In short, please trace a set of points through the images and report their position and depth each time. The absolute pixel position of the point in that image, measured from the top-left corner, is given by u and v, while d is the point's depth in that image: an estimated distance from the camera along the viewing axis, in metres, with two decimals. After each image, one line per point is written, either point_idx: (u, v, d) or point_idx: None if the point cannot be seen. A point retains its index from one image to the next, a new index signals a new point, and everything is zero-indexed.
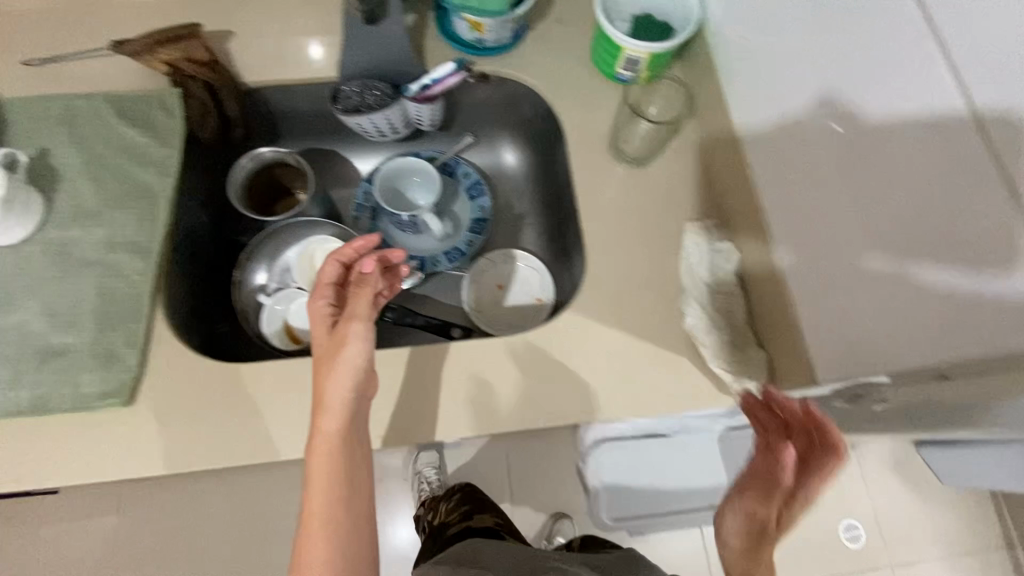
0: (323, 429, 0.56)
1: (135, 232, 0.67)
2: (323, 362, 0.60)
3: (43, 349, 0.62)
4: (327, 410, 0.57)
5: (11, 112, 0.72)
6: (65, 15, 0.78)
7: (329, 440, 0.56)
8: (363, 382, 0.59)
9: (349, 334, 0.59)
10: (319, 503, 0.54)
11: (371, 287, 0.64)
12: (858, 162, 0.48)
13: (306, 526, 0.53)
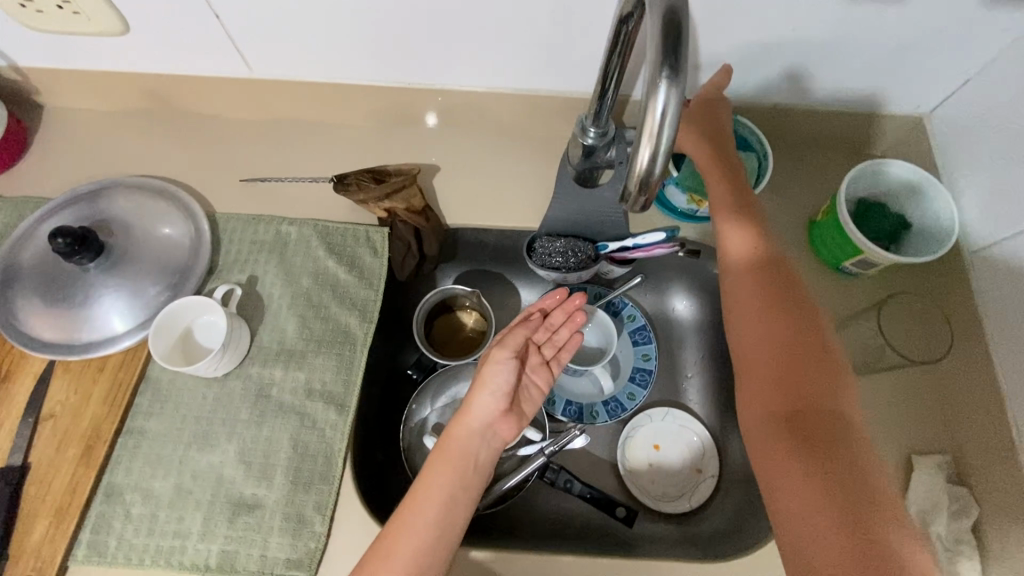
0: (452, 447, 0.61)
1: (333, 381, 0.66)
2: (482, 378, 0.63)
3: (235, 500, 0.61)
4: (463, 433, 0.61)
5: (226, 230, 0.73)
6: (282, 131, 0.79)
7: (455, 459, 0.60)
8: (495, 423, 0.63)
9: (506, 363, 0.63)
10: (414, 533, 0.55)
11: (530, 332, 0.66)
12: None
13: (391, 537, 0.55)
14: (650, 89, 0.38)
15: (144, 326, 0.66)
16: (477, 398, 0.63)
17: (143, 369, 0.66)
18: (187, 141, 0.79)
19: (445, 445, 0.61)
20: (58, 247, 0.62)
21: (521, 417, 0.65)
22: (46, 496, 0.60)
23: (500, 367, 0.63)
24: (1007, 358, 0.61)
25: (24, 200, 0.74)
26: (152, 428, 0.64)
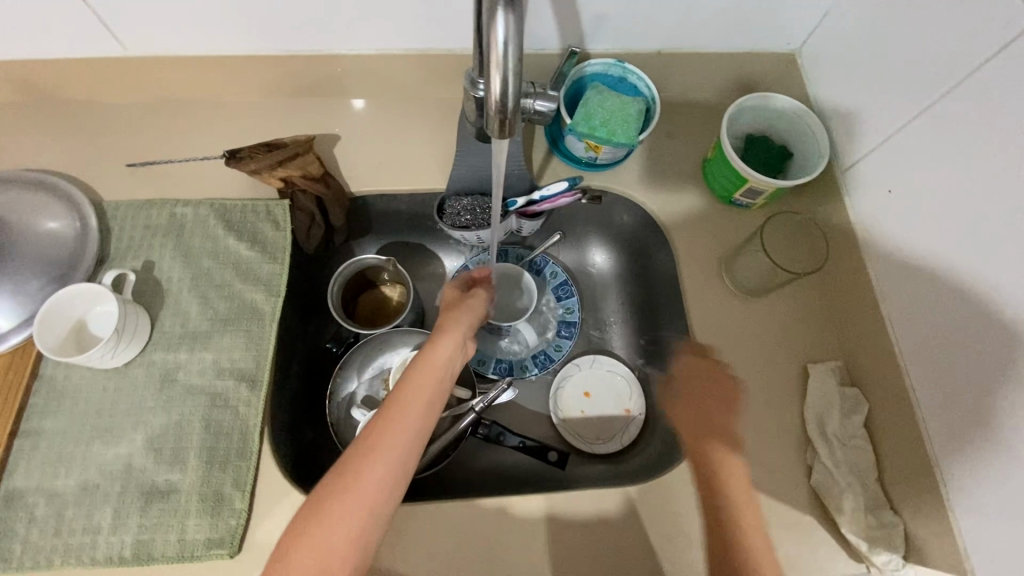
0: (428, 359, 0.56)
1: (243, 358, 0.65)
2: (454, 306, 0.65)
3: (146, 488, 0.59)
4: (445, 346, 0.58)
5: (115, 217, 0.70)
6: (169, 114, 0.76)
7: (429, 370, 0.55)
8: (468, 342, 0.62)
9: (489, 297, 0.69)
10: (396, 441, 0.51)
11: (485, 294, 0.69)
12: (929, 274, 0.59)
13: (371, 440, 0.50)
14: (493, 12, 0.39)
15: (31, 321, 0.63)
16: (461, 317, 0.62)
17: (34, 369, 0.63)
18: (64, 131, 0.75)
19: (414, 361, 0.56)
20: None
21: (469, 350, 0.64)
22: None
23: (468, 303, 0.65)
24: (873, 259, 0.67)
25: None
26: (50, 426, 0.61)
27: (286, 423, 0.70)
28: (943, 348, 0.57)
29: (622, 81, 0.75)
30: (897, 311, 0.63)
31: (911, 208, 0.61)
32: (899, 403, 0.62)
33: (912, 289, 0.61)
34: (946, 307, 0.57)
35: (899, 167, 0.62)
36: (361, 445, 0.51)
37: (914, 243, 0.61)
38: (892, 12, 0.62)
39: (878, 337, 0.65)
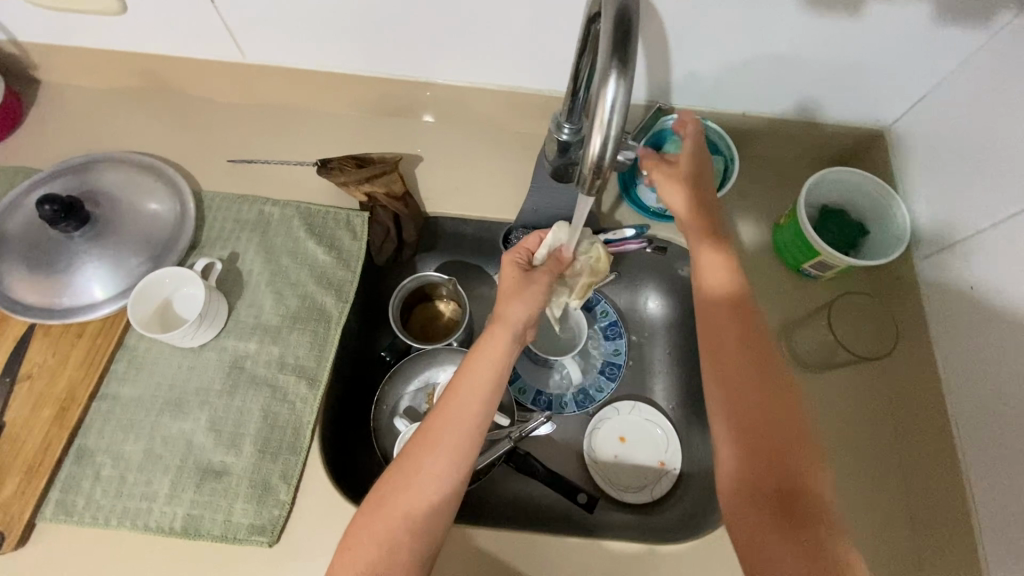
0: (490, 347, 0.61)
1: (306, 355, 0.69)
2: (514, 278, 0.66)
3: (202, 467, 0.63)
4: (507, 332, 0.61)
5: (211, 208, 0.76)
6: (270, 117, 0.82)
7: (490, 356, 0.60)
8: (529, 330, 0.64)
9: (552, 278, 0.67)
10: (458, 426, 0.57)
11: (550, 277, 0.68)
12: (999, 379, 0.56)
13: (438, 424, 0.57)
14: (602, 79, 0.41)
15: (124, 294, 0.69)
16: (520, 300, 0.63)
17: (120, 337, 0.68)
18: (176, 122, 0.81)
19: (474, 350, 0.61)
20: (46, 214, 0.65)
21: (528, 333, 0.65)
22: (19, 454, 0.62)
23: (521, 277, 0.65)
24: (940, 348, 0.65)
25: (15, 170, 0.77)
26: (126, 393, 0.66)
27: (333, 423, 0.73)
28: (1007, 457, 0.55)
29: (703, 138, 0.76)
30: (961, 408, 0.61)
31: (988, 306, 0.59)
32: (956, 508, 0.59)
33: (979, 389, 0.59)
34: (1013, 417, 0.54)
35: (980, 262, 0.61)
36: (425, 435, 0.56)
37: (987, 342, 0.58)
38: (991, 108, 0.61)
39: (939, 433, 0.63)
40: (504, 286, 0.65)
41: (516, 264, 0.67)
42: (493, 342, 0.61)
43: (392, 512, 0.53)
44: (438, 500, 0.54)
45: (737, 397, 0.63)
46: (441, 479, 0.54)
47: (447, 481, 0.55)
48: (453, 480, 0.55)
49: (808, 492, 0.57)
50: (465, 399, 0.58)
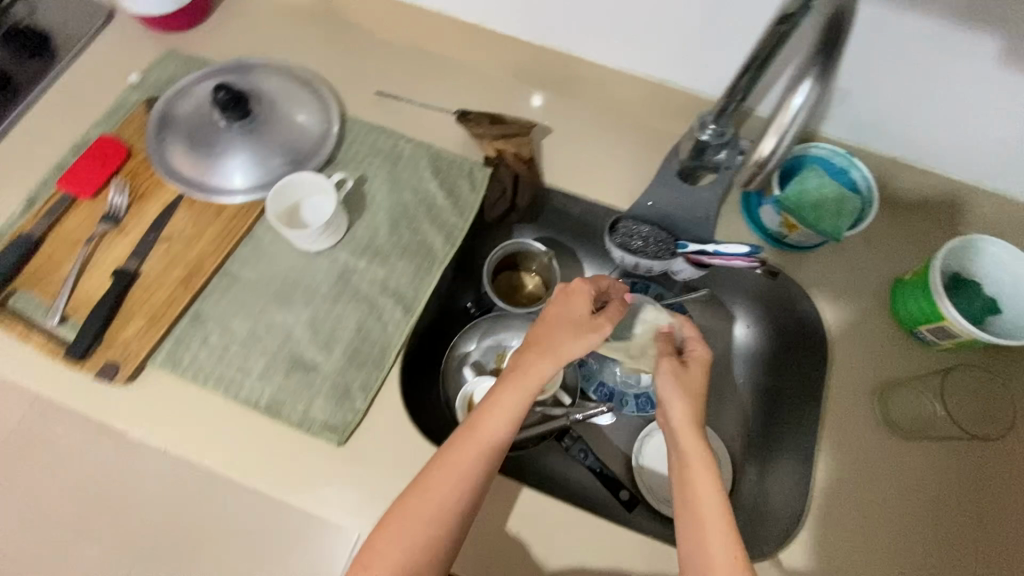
0: (520, 380, 0.60)
1: (406, 284, 0.72)
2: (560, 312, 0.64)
3: (293, 358, 0.67)
4: (540, 368, 0.60)
5: (351, 131, 0.81)
6: (421, 60, 0.86)
7: (519, 385, 0.60)
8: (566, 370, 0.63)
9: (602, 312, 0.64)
10: (472, 456, 0.57)
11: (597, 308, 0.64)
12: None
13: (466, 442, 0.57)
14: (795, 82, 0.42)
15: (262, 189, 0.75)
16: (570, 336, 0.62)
17: (250, 225, 0.74)
18: (337, 46, 0.87)
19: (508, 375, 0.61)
20: (220, 100, 0.72)
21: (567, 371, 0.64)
22: (147, 302, 0.69)
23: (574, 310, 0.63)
24: None
25: (194, 58, 0.85)
26: (245, 275, 0.72)
27: (410, 356, 0.77)
28: None
29: (843, 175, 0.73)
30: None
31: None
32: None
33: None
34: None
35: None
36: (438, 460, 0.57)
37: None
38: None
39: None
40: (554, 320, 0.63)
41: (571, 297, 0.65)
42: (523, 377, 0.60)
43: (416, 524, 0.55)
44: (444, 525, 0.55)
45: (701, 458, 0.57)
46: (448, 505, 0.55)
47: (452, 509, 0.55)
48: (456, 510, 0.56)
49: (690, 515, 0.54)
50: (488, 425, 0.58)
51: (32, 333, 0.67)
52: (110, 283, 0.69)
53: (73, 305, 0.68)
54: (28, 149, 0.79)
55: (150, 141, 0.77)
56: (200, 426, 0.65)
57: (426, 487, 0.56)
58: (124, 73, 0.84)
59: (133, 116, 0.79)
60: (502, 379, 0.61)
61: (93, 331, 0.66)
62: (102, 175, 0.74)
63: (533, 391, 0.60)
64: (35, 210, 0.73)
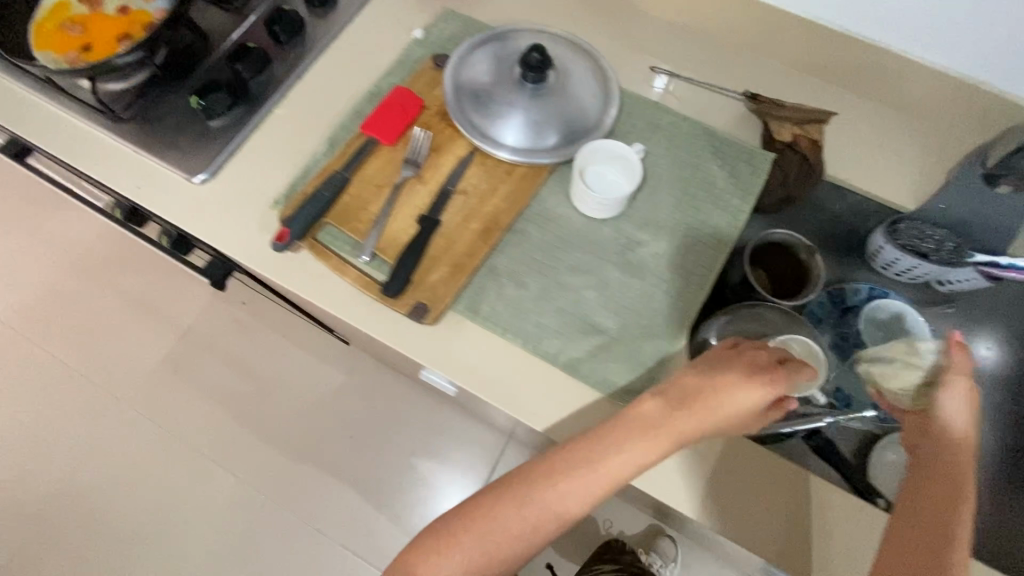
0: (667, 416, 0.59)
1: (694, 263, 0.72)
2: (719, 374, 0.61)
3: (588, 321, 0.69)
4: (687, 412, 0.59)
5: (627, 103, 0.81)
6: (693, 41, 0.86)
7: (661, 426, 0.58)
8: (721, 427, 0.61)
9: (772, 378, 0.61)
10: (593, 471, 0.56)
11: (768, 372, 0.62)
12: None
13: (589, 461, 0.56)
14: None
15: (552, 157, 0.76)
16: (728, 408, 0.60)
17: (539, 187, 0.75)
18: (607, 18, 0.87)
19: (650, 420, 0.58)
20: (531, 61, 0.73)
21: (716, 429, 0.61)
22: (450, 250, 0.71)
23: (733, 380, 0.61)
24: None
25: (470, 19, 0.87)
26: (535, 234, 0.73)
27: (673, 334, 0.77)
28: None
29: None
30: None
31: None
32: None
33: None
34: None
35: None
36: (549, 463, 0.56)
37: None
38: None
39: None
40: (719, 368, 0.62)
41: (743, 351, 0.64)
42: (668, 414, 0.59)
43: (541, 508, 0.54)
44: (537, 529, 0.54)
45: (902, 557, 0.49)
46: (547, 507, 0.54)
47: (557, 520, 0.54)
48: (560, 521, 0.55)
49: None
50: (615, 443, 0.57)
51: (347, 268, 0.70)
52: (416, 229, 0.72)
53: (381, 245, 0.71)
54: (322, 92, 0.82)
55: (447, 93, 0.79)
56: (502, 376, 0.68)
57: (542, 482, 0.55)
58: (405, 27, 0.87)
59: (423, 70, 0.82)
60: (646, 407, 0.59)
61: (405, 272, 0.69)
62: (402, 124, 0.77)
63: (667, 432, 0.58)
64: (338, 150, 0.76)
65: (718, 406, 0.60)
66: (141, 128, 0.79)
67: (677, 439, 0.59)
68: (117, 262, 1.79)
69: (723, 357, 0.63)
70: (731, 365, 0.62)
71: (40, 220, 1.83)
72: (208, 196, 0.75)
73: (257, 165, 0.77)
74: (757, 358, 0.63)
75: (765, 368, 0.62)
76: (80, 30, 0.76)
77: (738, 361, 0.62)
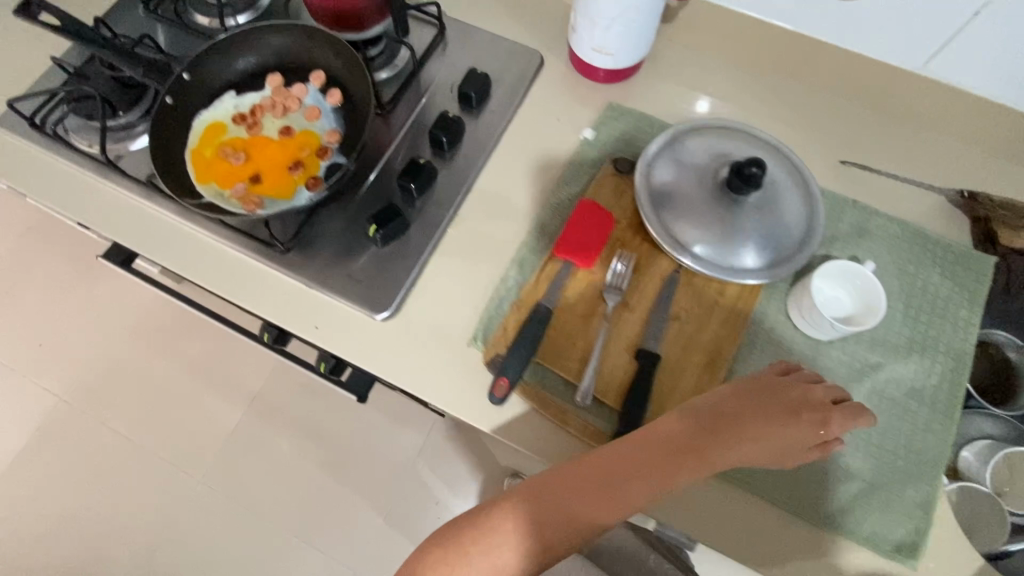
0: (654, 427, 0.58)
1: (936, 390, 0.67)
2: (766, 404, 0.58)
3: (837, 466, 0.63)
4: (694, 432, 0.57)
5: (829, 205, 0.75)
6: (882, 127, 0.80)
7: (657, 448, 0.56)
8: (712, 429, 0.57)
9: (813, 404, 0.57)
10: (546, 499, 0.56)
11: (796, 391, 0.58)
12: None
13: (558, 479, 0.57)
14: None
15: (765, 274, 0.69)
16: (761, 439, 0.57)
17: (754, 308, 0.69)
18: (787, 105, 0.81)
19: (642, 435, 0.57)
20: (748, 173, 0.67)
21: (726, 446, 0.57)
22: (676, 389, 0.65)
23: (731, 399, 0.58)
24: None
25: (643, 114, 0.81)
26: (759, 363, 0.67)
27: None
28: None
29: None
30: None
31: None
32: None
33: None
34: None
35: None
36: (512, 500, 0.57)
37: None
38: None
39: None
40: (752, 384, 0.60)
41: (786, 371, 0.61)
42: (664, 429, 0.57)
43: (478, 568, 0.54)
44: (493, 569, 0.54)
45: None
46: (510, 540, 0.55)
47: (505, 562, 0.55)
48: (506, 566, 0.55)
49: None
50: (603, 460, 0.57)
51: (568, 417, 0.64)
52: (635, 366, 0.66)
53: (600, 388, 0.65)
54: (497, 205, 0.77)
55: (643, 203, 0.73)
56: (745, 529, 0.63)
57: (503, 513, 0.57)
58: (573, 126, 0.81)
59: (606, 176, 0.76)
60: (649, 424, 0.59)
61: (635, 421, 0.63)
62: (599, 242, 0.71)
63: (675, 460, 0.56)
64: (532, 275, 0.70)
65: (746, 437, 0.57)
66: (307, 258, 0.72)
67: (672, 463, 0.56)
68: (173, 325, 1.67)
69: (765, 380, 0.59)
70: (775, 393, 0.58)
71: (85, 282, 1.69)
72: (396, 335, 0.70)
73: (443, 296, 0.72)
74: (808, 391, 0.58)
75: (799, 392, 0.58)
76: (243, 157, 0.69)
77: (764, 379, 0.60)
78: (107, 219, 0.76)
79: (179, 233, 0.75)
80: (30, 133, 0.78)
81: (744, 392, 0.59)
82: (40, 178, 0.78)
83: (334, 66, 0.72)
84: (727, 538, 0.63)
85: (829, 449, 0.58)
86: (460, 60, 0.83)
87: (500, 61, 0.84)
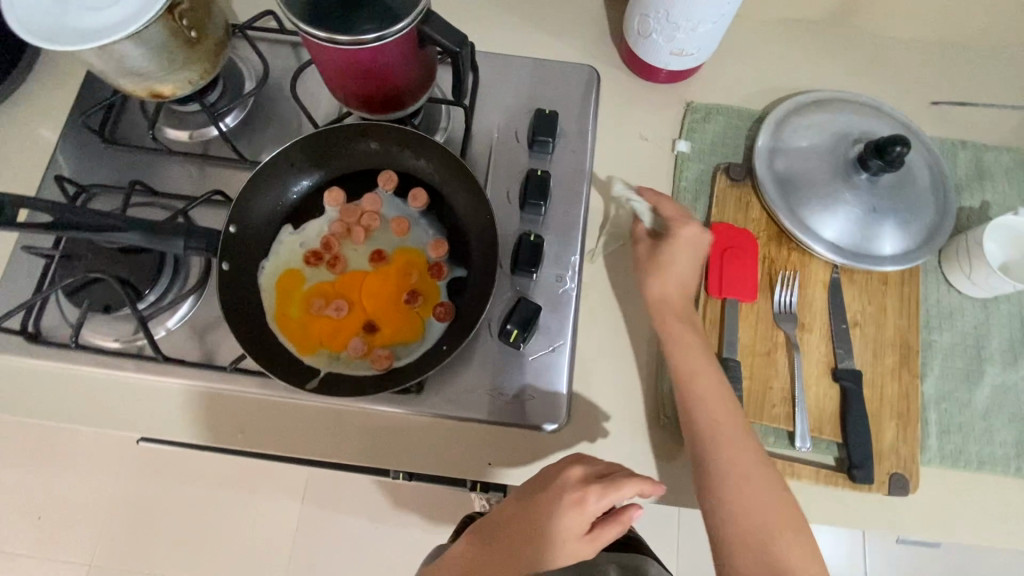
0: (447, 559, 0.57)
1: None
2: (536, 507, 0.52)
3: None
4: (465, 546, 0.57)
5: (943, 152, 0.72)
6: (955, 57, 0.77)
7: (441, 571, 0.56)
8: (512, 548, 0.54)
9: (559, 487, 0.52)
10: None
11: (562, 492, 0.51)
12: None
13: None
14: None
15: (918, 251, 0.66)
16: (528, 548, 0.53)
17: (918, 287, 0.66)
18: (861, 58, 0.76)
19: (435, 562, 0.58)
20: (891, 154, 0.60)
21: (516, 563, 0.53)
22: (885, 399, 0.62)
23: (704, 365, 0.58)
24: None
25: (729, 106, 0.73)
26: (940, 341, 0.66)
27: None
28: None
29: None
30: None
31: None
32: None
33: None
34: None
35: None
36: None
37: None
38: None
39: None
40: (529, 486, 0.55)
41: (574, 467, 0.53)
42: (454, 555, 0.57)
43: None
44: None
45: None
46: None
47: None
48: None
49: None
50: None
51: (799, 467, 0.61)
52: (838, 390, 0.62)
53: (815, 425, 0.61)
54: (619, 257, 0.68)
55: (775, 209, 0.67)
56: (1000, 513, 0.61)
57: None
58: (659, 141, 0.72)
59: (723, 191, 0.69)
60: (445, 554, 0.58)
61: (866, 448, 0.60)
62: (754, 270, 0.65)
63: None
64: (698, 326, 0.64)
65: (518, 545, 0.53)
66: (448, 389, 0.60)
67: None
68: (119, 475, 1.21)
69: (539, 473, 0.55)
70: (546, 500, 0.52)
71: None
72: (578, 440, 0.61)
73: (607, 379, 0.63)
74: (562, 486, 0.52)
75: (553, 490, 0.52)
76: (344, 306, 0.56)
77: (548, 486, 0.52)
78: (179, 423, 0.61)
79: (278, 409, 0.61)
80: (29, 350, 0.60)
81: (517, 505, 0.54)
82: (65, 401, 0.61)
83: (402, 161, 0.60)
84: (984, 529, 0.60)
85: (610, 529, 0.52)
86: (512, 101, 0.71)
87: (554, 88, 0.72)
